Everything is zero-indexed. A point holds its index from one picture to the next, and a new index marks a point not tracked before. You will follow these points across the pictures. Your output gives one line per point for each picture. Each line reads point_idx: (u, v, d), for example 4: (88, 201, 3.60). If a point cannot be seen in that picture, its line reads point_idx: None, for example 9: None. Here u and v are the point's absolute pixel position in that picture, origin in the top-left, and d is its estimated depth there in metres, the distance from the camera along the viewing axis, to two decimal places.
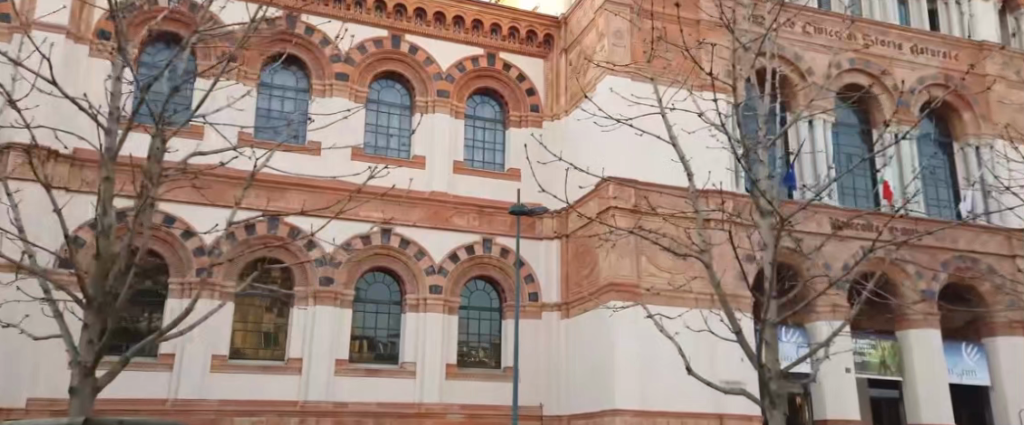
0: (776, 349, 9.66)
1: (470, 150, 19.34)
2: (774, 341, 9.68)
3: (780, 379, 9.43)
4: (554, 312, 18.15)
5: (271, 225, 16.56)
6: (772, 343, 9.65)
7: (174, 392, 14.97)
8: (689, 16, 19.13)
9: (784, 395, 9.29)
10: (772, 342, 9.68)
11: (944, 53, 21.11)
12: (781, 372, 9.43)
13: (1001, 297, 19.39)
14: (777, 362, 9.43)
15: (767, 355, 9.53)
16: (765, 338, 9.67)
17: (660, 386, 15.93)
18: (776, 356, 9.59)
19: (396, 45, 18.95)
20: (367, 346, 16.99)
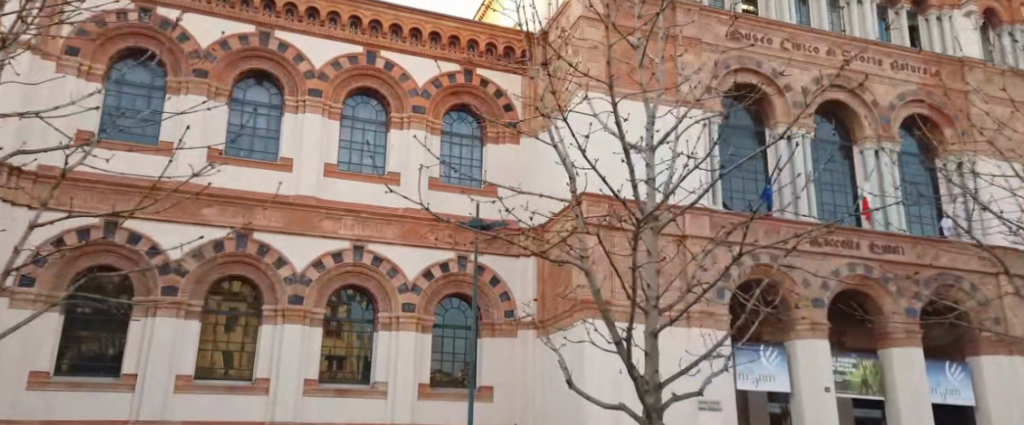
0: (656, 360, 9.21)
1: (447, 166, 19.10)
2: (655, 351, 9.23)
3: (658, 392, 9.04)
4: (530, 330, 17.91)
5: (239, 243, 16.29)
6: (654, 354, 9.25)
7: (135, 414, 14.64)
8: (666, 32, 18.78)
9: (661, 408, 8.93)
10: (655, 352, 9.26)
11: (923, 69, 21.00)
12: (660, 385, 9.06)
13: (985, 314, 19.10)
14: (655, 374, 9.06)
15: (646, 368, 9.17)
16: (646, 348, 9.24)
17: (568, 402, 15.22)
18: (658, 368, 9.19)
19: (371, 61, 18.76)
20: (340, 365, 16.70)
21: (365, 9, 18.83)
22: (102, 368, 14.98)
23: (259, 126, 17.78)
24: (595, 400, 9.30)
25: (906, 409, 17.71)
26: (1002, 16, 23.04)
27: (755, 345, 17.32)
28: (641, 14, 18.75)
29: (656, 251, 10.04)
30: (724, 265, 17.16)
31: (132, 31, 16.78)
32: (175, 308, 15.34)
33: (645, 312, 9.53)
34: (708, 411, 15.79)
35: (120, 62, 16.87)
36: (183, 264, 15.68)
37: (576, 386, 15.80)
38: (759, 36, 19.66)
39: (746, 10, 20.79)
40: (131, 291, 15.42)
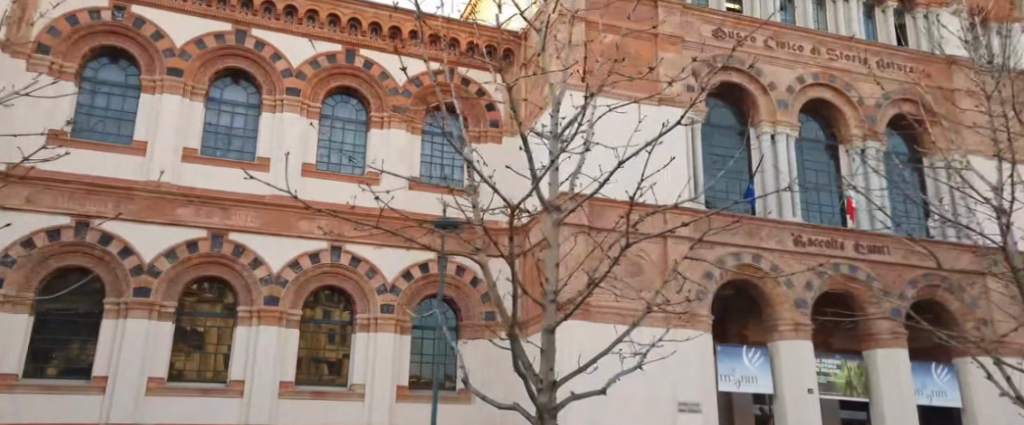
0: (552, 357, 9.48)
1: (427, 166, 18.90)
2: (550, 349, 9.49)
3: (552, 390, 9.31)
4: (512, 331, 17.70)
5: (214, 243, 16.08)
6: (549, 352, 9.50)
7: (105, 417, 14.41)
8: (646, 30, 18.53)
9: (552, 408, 9.18)
10: (549, 350, 9.52)
11: (909, 67, 20.83)
12: (553, 383, 9.32)
13: (973, 315, 18.86)
14: (549, 374, 9.31)
15: (541, 367, 9.40)
16: (543, 346, 9.52)
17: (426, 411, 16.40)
18: (553, 366, 9.45)
19: (351, 60, 18.57)
20: (315, 366, 16.46)
21: (344, 7, 18.65)
22: (73, 371, 14.77)
23: (236, 125, 17.57)
24: (491, 399, 9.57)
25: (891, 411, 17.46)
26: (990, 14, 22.90)
27: (738, 347, 17.10)
28: (622, 12, 18.53)
29: (557, 243, 10.04)
30: (706, 265, 16.95)
31: (106, 29, 16.59)
32: (148, 309, 15.13)
33: (542, 307, 9.83)
34: (688, 413, 15.59)
35: (94, 61, 16.67)
36: (156, 265, 15.49)
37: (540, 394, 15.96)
38: (742, 35, 19.47)
39: (730, 9, 20.63)
40: (104, 293, 15.21)
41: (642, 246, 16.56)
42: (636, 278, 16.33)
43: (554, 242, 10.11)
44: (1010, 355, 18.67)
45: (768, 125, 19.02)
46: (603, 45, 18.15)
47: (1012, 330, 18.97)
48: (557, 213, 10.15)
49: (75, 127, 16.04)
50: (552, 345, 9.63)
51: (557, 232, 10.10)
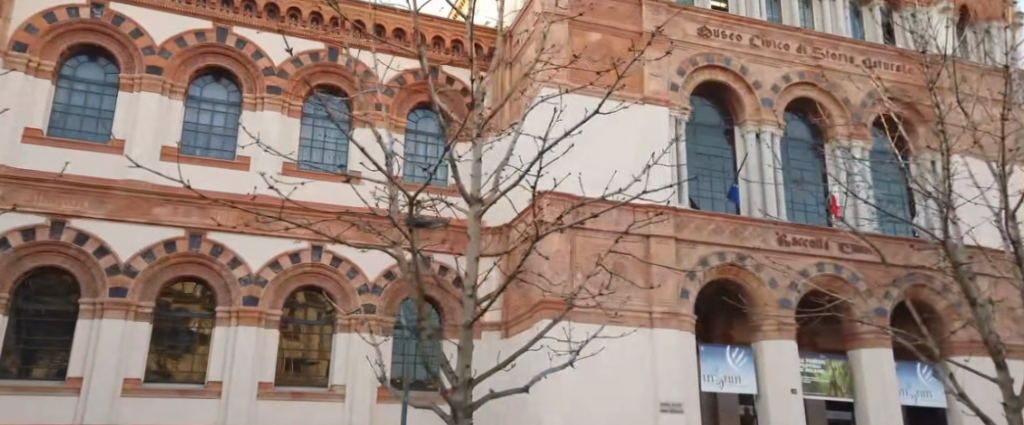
0: (468, 354, 9.25)
1: (411, 164, 18.84)
2: (467, 345, 9.26)
3: (468, 388, 9.04)
4: (495, 331, 17.60)
5: (193, 243, 15.92)
6: (467, 349, 9.31)
7: (80, 418, 14.26)
8: (630, 28, 18.40)
9: (467, 407, 8.91)
10: (467, 347, 9.29)
11: (895, 66, 20.76)
12: (469, 381, 9.06)
13: (959, 314, 18.76)
14: (464, 371, 9.08)
15: (457, 364, 9.19)
16: (460, 343, 9.30)
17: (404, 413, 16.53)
18: (469, 363, 9.21)
19: (333, 58, 18.43)
20: (296, 367, 16.31)
21: (326, 5, 18.54)
22: (50, 371, 14.63)
23: (216, 124, 17.40)
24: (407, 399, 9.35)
25: (877, 411, 17.35)
26: (978, 13, 22.83)
27: (722, 346, 16.99)
28: (606, 10, 18.39)
29: (477, 237, 9.86)
30: (689, 264, 16.83)
31: (85, 26, 16.44)
32: (124, 309, 14.98)
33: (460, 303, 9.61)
34: (669, 413, 15.46)
35: (72, 59, 16.52)
36: (133, 265, 15.34)
37: (525, 399, 15.71)
38: (727, 33, 19.33)
39: (717, 7, 20.54)
40: (80, 293, 15.06)
41: (624, 246, 16.46)
42: (618, 277, 16.19)
43: (474, 237, 9.94)
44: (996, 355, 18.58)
45: (753, 124, 18.89)
46: (586, 44, 18.02)
47: (997, 329, 18.87)
48: (477, 211, 10.05)
49: (52, 125, 15.89)
50: (469, 343, 9.44)
51: (477, 226, 9.95)
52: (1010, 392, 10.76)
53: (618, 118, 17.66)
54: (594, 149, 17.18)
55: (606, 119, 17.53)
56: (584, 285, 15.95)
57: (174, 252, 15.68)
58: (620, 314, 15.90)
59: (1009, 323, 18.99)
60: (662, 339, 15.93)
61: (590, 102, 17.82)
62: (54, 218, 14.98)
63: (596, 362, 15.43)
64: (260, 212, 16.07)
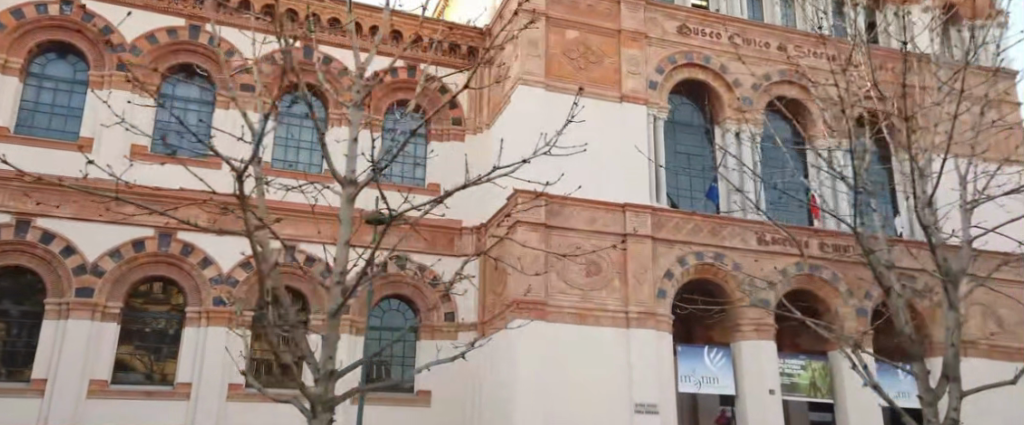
0: (332, 345, 8.99)
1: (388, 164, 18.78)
2: (332, 336, 9.01)
3: (329, 378, 8.84)
4: (471, 332, 17.46)
5: (162, 243, 15.68)
6: (331, 339, 9.02)
7: (43, 420, 14.05)
8: (609, 25, 18.18)
9: (327, 400, 8.66)
10: (331, 338, 9.03)
11: (876, 64, 20.71)
12: (330, 372, 8.82)
13: (940, 315, 18.58)
14: (326, 362, 8.85)
15: (319, 356, 8.93)
16: (324, 333, 9.04)
17: (379, 413, 16.56)
18: (333, 354, 8.97)
19: (308, 56, 18.38)
20: (267, 368, 16.09)
21: (302, 3, 18.41)
22: (18, 372, 14.48)
23: (189, 122, 17.07)
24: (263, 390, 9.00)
25: (856, 413, 17.17)
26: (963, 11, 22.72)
27: (699, 347, 16.81)
28: (584, 7, 18.17)
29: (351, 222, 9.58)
30: (666, 264, 16.62)
31: (54, 23, 16.27)
32: (91, 309, 14.76)
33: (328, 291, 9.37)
34: (645, 415, 15.26)
35: (41, 56, 16.36)
36: (100, 265, 15.12)
37: (500, 402, 15.43)
38: (708, 31, 19.19)
39: (697, 5, 20.41)
40: (47, 293, 14.86)
41: (600, 245, 16.26)
42: (594, 276, 15.99)
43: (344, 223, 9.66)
44: (978, 356, 18.33)
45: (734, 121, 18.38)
46: (564, 41, 17.80)
47: (979, 330, 18.63)
48: (349, 194, 9.78)
49: (19, 123, 15.72)
50: (337, 333, 9.16)
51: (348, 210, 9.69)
52: (927, 385, 10.21)
53: (594, 117, 17.46)
54: (570, 149, 16.99)
55: (575, 117, 17.25)
56: (559, 285, 15.74)
57: (144, 252, 15.47)
58: (596, 314, 15.72)
59: (992, 323, 18.76)
60: (638, 338, 15.73)
61: (569, 101, 17.45)
62: (18, 216, 14.78)
63: (572, 363, 15.31)
64: (165, 213, 15.53)
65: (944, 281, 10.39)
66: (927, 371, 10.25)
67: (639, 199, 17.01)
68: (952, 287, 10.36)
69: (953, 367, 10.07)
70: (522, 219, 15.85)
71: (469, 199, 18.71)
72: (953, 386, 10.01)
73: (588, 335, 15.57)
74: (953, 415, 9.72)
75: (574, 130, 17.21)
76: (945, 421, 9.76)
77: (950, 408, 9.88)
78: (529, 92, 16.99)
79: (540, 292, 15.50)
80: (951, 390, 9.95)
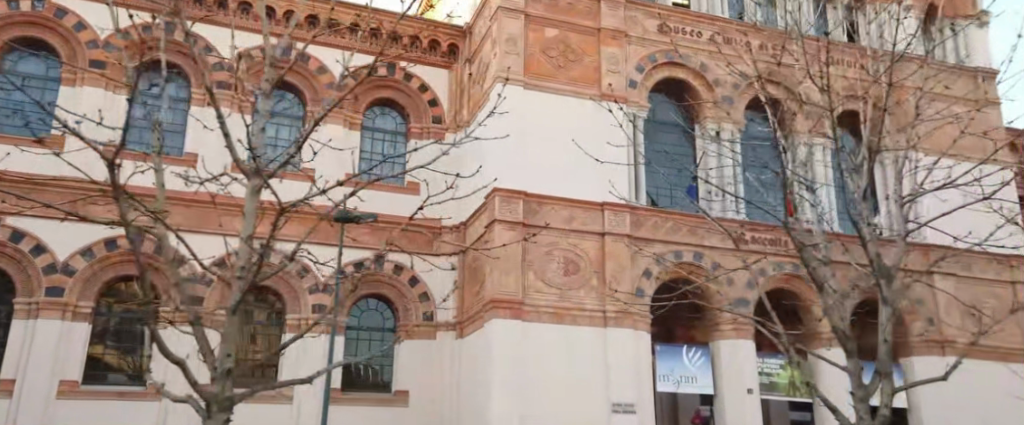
0: (232, 341, 8.47)
1: (366, 162, 18.63)
2: (231, 333, 8.49)
3: (228, 376, 8.33)
4: (449, 331, 17.33)
5: (135, 242, 15.53)
6: (231, 335, 8.48)
7: (11, 420, 13.86)
8: (589, 23, 18.09)
9: (225, 400, 8.15)
10: (232, 332, 8.50)
11: (859, 63, 20.62)
12: (228, 371, 8.33)
13: (919, 314, 18.55)
14: (225, 360, 8.32)
15: (216, 352, 8.39)
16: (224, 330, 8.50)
17: (364, 414, 16.50)
18: (231, 351, 8.44)
19: (286, 53, 18.31)
20: (243, 370, 16.11)
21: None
22: None
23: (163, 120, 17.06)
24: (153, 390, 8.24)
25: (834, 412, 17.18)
26: (945, 11, 22.72)
27: (677, 346, 16.78)
28: (564, 6, 18.08)
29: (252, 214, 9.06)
30: (644, 263, 16.51)
31: (23, 19, 16.08)
32: (61, 309, 14.59)
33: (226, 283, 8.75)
34: (622, 414, 15.18)
35: (11, 52, 16.16)
36: (71, 264, 14.93)
37: (477, 403, 15.28)
38: (688, 30, 19.11)
39: (679, 4, 20.37)
40: (17, 292, 14.69)
41: (577, 244, 16.18)
42: (571, 275, 15.92)
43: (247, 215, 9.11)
44: (956, 355, 18.29)
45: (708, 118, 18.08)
46: (542, 39, 17.70)
47: (958, 329, 18.59)
48: (254, 186, 9.29)
49: None
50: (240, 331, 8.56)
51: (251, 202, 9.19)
52: (860, 382, 9.66)
53: (573, 116, 17.36)
54: (548, 147, 16.90)
55: (553, 116, 17.19)
56: (536, 284, 15.66)
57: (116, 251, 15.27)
58: (572, 312, 15.64)
59: (970, 322, 18.73)
60: (615, 338, 15.64)
61: (548, 99, 17.31)
62: None
63: (550, 362, 15.24)
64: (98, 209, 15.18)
65: (878, 277, 10.21)
66: (861, 368, 9.87)
67: (618, 199, 16.92)
68: (886, 283, 10.19)
69: (885, 362, 9.57)
70: (498, 219, 15.75)
71: (448, 199, 18.63)
72: (886, 383, 9.50)
73: (565, 335, 15.48)
74: (885, 412, 9.31)
75: (551, 128, 17.12)
76: (877, 419, 9.36)
77: (883, 404, 9.39)
78: (509, 89, 16.86)
79: (516, 291, 15.37)
80: (884, 386, 9.45)
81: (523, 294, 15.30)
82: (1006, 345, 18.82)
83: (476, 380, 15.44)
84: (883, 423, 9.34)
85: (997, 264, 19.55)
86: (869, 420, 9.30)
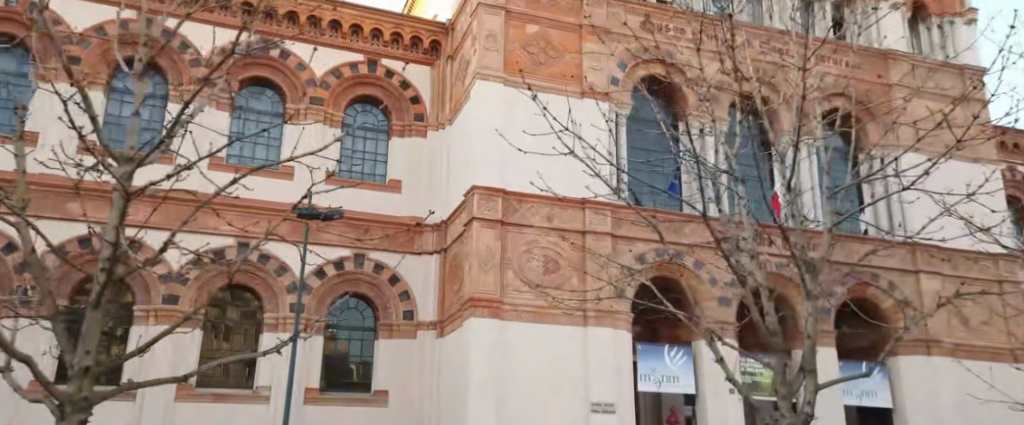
0: (92, 336, 8.13)
1: (348, 160, 18.45)
2: (89, 329, 8.12)
3: (84, 375, 7.91)
4: (430, 331, 17.18)
5: (109, 239, 15.79)
6: (92, 331, 8.14)
7: None
8: (571, 20, 17.98)
9: (78, 400, 7.75)
10: (91, 329, 8.17)
11: (846, 61, 20.45)
12: (85, 369, 7.90)
13: (905, 313, 18.39)
14: (81, 358, 7.87)
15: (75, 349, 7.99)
16: (83, 326, 8.12)
17: (344, 415, 16.35)
18: (90, 348, 8.07)
19: (266, 50, 18.20)
20: (220, 369, 15.93)
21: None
22: None
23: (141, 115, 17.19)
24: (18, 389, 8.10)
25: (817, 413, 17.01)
26: (933, 9, 22.61)
27: (659, 346, 16.66)
28: (546, 2, 17.99)
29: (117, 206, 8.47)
30: (626, 262, 16.30)
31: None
32: None
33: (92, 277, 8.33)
34: (601, 414, 15.02)
35: None
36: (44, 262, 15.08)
37: (456, 403, 15.07)
38: (672, 27, 19.02)
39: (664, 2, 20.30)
40: None
41: (557, 242, 16.03)
42: (552, 274, 15.78)
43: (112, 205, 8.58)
44: (942, 354, 18.14)
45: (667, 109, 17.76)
46: (524, 36, 17.55)
47: (945, 329, 18.42)
48: (119, 178, 8.43)
49: None
50: (100, 326, 8.29)
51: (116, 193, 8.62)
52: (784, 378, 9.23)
53: (555, 114, 17.20)
54: (529, 144, 16.72)
55: (534, 114, 17.02)
56: (517, 283, 15.51)
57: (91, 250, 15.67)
58: (552, 310, 15.48)
59: (955, 321, 18.60)
60: (596, 337, 15.47)
61: (530, 97, 17.13)
62: None
63: (530, 362, 15.08)
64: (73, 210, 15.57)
65: (804, 269, 10.03)
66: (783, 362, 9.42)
67: (572, 195, 16.55)
68: (810, 277, 10.02)
69: (809, 359, 9.12)
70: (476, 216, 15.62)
71: (431, 198, 18.46)
72: (810, 380, 9.05)
73: (544, 334, 15.31)
74: (805, 409, 8.83)
75: (532, 127, 16.97)
76: (797, 415, 8.90)
77: (806, 402, 8.93)
78: (489, 87, 16.71)
79: (494, 289, 15.23)
80: (808, 383, 9.06)
81: (501, 293, 15.19)
82: (992, 345, 18.69)
83: (456, 378, 15.25)
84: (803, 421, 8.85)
85: (982, 263, 19.44)
86: (789, 416, 8.84)
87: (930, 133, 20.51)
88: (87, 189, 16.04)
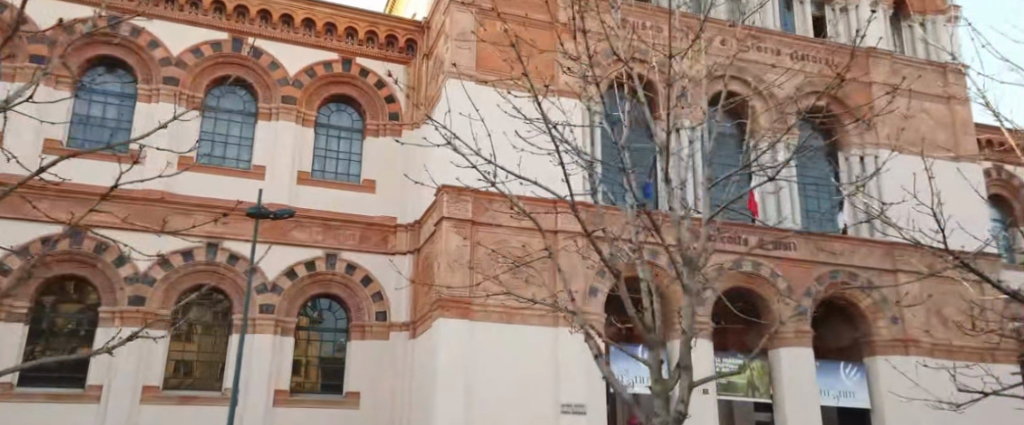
0: None
1: (321, 159, 18.28)
2: None
3: None
4: (403, 331, 17.02)
5: (75, 241, 15.62)
6: None
7: None
8: (544, 18, 17.83)
9: None
10: None
11: (824, 60, 20.28)
12: None
13: (883, 313, 18.20)
14: None
15: None
16: None
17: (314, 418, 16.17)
18: None
19: (237, 48, 18.04)
20: (189, 370, 15.79)
21: None
22: None
23: (108, 115, 17.05)
24: None
25: (791, 412, 16.89)
26: (915, 7, 22.43)
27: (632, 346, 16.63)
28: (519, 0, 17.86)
29: None
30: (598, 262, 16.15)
31: None
32: None
33: None
34: (571, 415, 14.86)
35: None
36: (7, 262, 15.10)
37: (424, 404, 14.90)
38: (648, 25, 18.89)
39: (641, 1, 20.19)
40: None
41: (528, 242, 15.89)
42: (522, 274, 15.64)
43: None
44: (920, 354, 17.97)
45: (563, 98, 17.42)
46: (496, 33, 17.42)
47: (923, 328, 18.24)
48: None
49: None
50: None
51: None
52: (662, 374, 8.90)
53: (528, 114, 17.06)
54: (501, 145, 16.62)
55: (507, 114, 16.90)
56: (487, 283, 15.35)
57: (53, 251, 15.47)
58: (523, 310, 15.30)
59: (933, 322, 18.45)
60: (567, 336, 15.31)
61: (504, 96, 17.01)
62: None
63: (498, 362, 14.92)
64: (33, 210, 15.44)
65: (683, 266, 9.27)
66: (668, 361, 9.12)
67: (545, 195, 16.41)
68: (688, 273, 9.19)
69: (685, 355, 8.67)
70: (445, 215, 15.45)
71: (405, 198, 18.28)
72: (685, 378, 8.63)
73: (513, 334, 15.15)
74: (677, 408, 8.48)
75: (505, 127, 16.85)
76: (671, 414, 8.55)
77: (679, 400, 8.52)
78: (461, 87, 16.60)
79: (462, 289, 15.05)
80: (681, 381, 8.66)
81: (470, 293, 15.01)
82: (970, 345, 18.51)
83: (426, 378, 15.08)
84: (676, 421, 8.50)
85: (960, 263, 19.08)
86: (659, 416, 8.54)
87: (912, 131, 20.29)
88: (49, 190, 15.94)
